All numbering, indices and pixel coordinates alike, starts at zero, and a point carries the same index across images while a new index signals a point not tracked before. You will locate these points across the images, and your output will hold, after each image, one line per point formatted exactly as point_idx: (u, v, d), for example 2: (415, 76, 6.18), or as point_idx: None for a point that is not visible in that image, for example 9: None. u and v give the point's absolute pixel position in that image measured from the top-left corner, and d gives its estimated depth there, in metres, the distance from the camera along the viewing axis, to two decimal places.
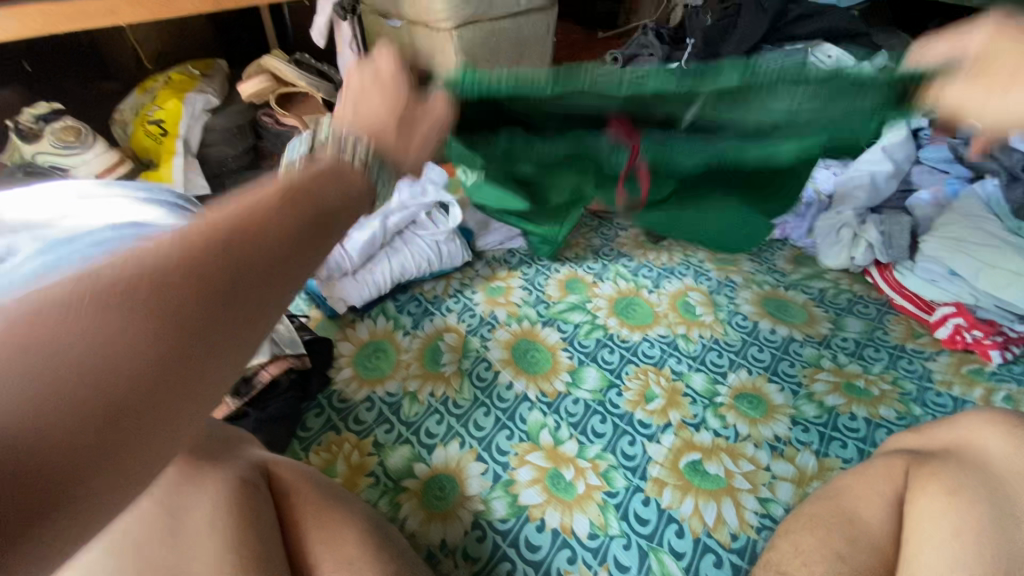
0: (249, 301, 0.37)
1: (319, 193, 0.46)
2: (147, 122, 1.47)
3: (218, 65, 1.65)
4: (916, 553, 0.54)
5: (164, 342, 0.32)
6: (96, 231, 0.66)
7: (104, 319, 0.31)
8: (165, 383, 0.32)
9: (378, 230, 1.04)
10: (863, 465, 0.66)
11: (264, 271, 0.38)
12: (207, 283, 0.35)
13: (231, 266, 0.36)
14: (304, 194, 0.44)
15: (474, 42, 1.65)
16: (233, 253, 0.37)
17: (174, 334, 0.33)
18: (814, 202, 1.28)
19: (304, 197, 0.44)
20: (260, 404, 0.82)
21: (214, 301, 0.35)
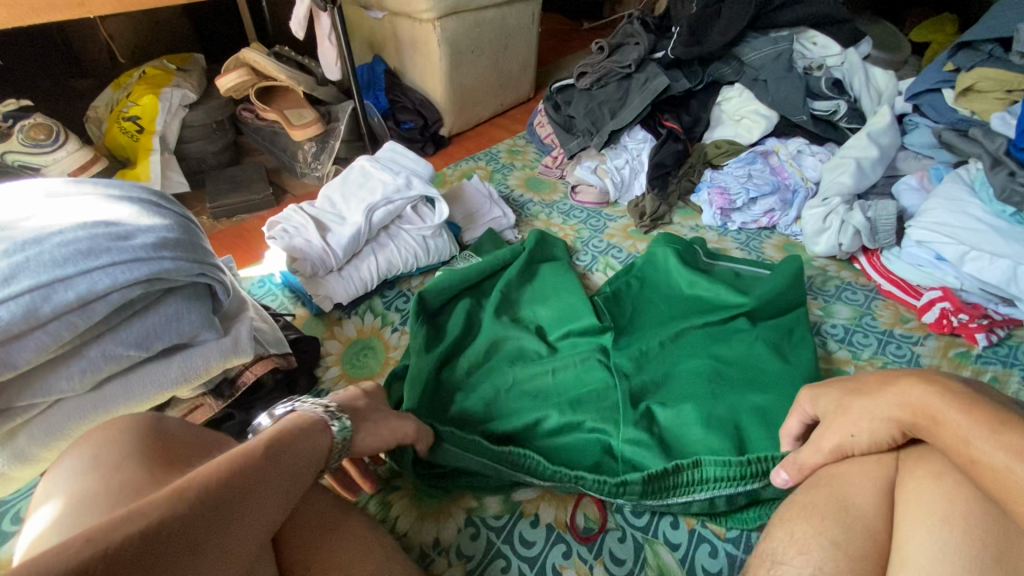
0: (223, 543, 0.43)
1: (297, 459, 0.53)
2: (120, 118, 1.42)
3: (194, 59, 1.61)
4: (912, 543, 0.54)
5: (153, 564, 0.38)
6: (65, 231, 0.63)
7: None
8: None
9: (362, 226, 1.00)
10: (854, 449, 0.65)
11: (232, 524, 0.45)
12: (186, 533, 0.41)
13: (204, 511, 0.43)
14: (277, 451, 0.52)
15: (458, 33, 1.62)
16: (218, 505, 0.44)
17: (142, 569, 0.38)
18: (801, 189, 1.30)
19: (281, 456, 0.52)
20: (245, 406, 0.81)
21: (190, 555, 0.41)
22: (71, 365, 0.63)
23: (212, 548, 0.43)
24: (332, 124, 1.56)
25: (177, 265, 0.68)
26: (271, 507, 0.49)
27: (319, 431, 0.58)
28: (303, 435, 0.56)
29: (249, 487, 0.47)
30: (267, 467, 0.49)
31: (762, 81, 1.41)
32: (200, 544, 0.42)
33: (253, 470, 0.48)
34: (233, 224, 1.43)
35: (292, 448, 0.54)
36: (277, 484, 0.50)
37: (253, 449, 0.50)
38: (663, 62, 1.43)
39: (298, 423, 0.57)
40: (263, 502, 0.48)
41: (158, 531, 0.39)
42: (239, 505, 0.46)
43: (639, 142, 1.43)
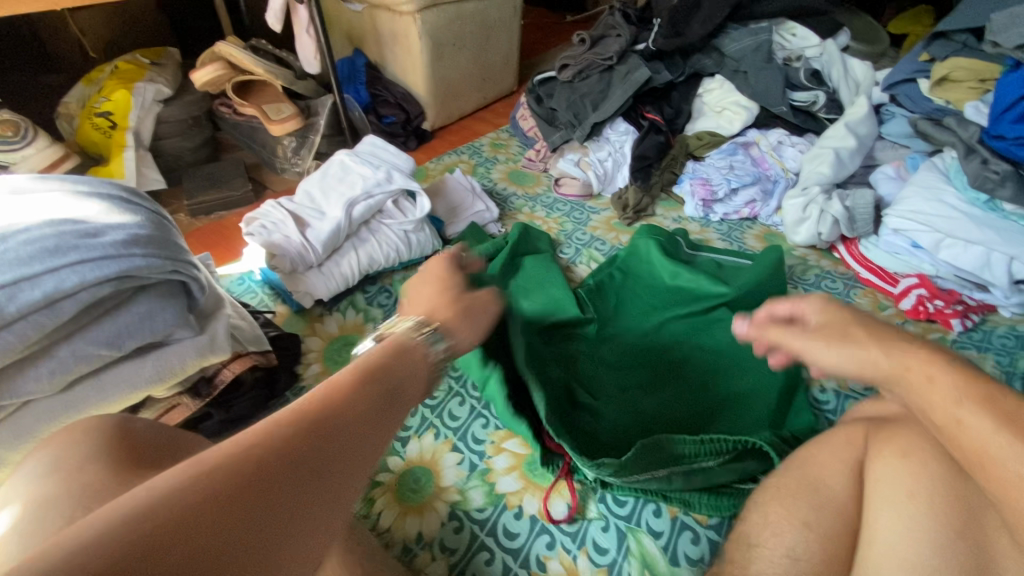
0: (342, 465, 0.40)
1: (396, 381, 0.50)
2: (93, 114, 1.39)
3: (169, 53, 1.57)
4: (880, 524, 0.55)
5: (272, 490, 0.35)
6: (32, 228, 0.62)
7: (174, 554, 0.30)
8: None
9: (343, 220, 0.99)
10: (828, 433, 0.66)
11: (333, 460, 0.39)
12: (276, 476, 0.36)
13: (299, 450, 0.38)
14: (370, 380, 0.47)
15: (438, 25, 1.60)
16: (324, 426, 0.40)
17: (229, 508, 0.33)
18: (782, 179, 1.31)
19: (376, 382, 0.47)
20: (224, 404, 0.80)
21: (283, 502, 0.35)
22: (39, 365, 0.62)
23: (321, 490, 0.37)
24: (311, 119, 1.54)
25: (148, 262, 0.66)
26: (374, 440, 0.43)
27: (411, 356, 0.54)
28: (394, 361, 0.52)
29: (348, 416, 0.42)
30: (361, 403, 0.44)
31: (742, 72, 1.42)
32: (320, 466, 0.38)
33: (351, 395, 0.44)
34: (212, 222, 1.41)
35: (389, 375, 0.49)
36: (383, 406, 0.46)
37: (347, 375, 0.46)
38: (645, 54, 1.44)
39: (388, 352, 0.53)
40: (366, 435, 0.42)
41: (241, 475, 0.34)
42: (337, 439, 0.40)
43: (621, 135, 1.43)
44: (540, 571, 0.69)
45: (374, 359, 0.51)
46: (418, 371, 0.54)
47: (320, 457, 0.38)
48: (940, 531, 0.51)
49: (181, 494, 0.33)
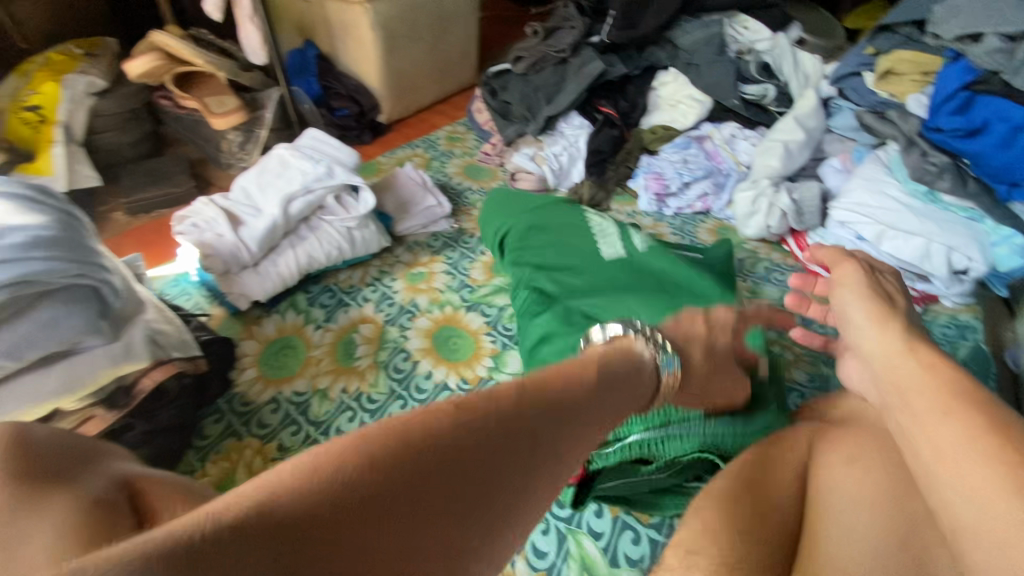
0: (548, 464, 0.41)
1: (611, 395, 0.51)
2: (20, 108, 1.31)
3: (105, 43, 1.49)
4: (834, 517, 0.55)
5: (489, 457, 0.37)
6: None
7: (411, 494, 0.32)
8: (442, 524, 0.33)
9: (280, 218, 0.95)
10: (779, 436, 0.66)
11: (541, 459, 0.40)
12: (491, 451, 0.37)
13: (516, 434, 0.39)
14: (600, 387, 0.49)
15: (391, 16, 1.56)
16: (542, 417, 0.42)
17: (450, 446, 0.35)
18: (734, 172, 1.32)
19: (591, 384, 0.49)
20: (146, 414, 0.74)
21: (493, 486, 0.37)
22: None
23: (527, 480, 0.39)
24: (258, 113, 1.48)
25: (49, 266, 0.62)
26: (577, 448, 0.44)
27: (631, 365, 0.56)
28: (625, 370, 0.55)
29: (563, 410, 0.44)
30: (575, 401, 0.45)
31: (694, 65, 1.41)
32: (526, 454, 0.39)
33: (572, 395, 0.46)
34: (152, 220, 1.34)
35: (612, 379, 0.52)
36: (590, 418, 0.47)
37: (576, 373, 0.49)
38: (599, 47, 1.43)
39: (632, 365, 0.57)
40: (572, 437, 0.44)
41: (472, 438, 0.36)
42: (554, 438, 0.42)
43: (576, 129, 1.42)
44: None
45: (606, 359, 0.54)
46: (642, 388, 0.57)
47: (528, 442, 0.40)
48: (868, 534, 0.53)
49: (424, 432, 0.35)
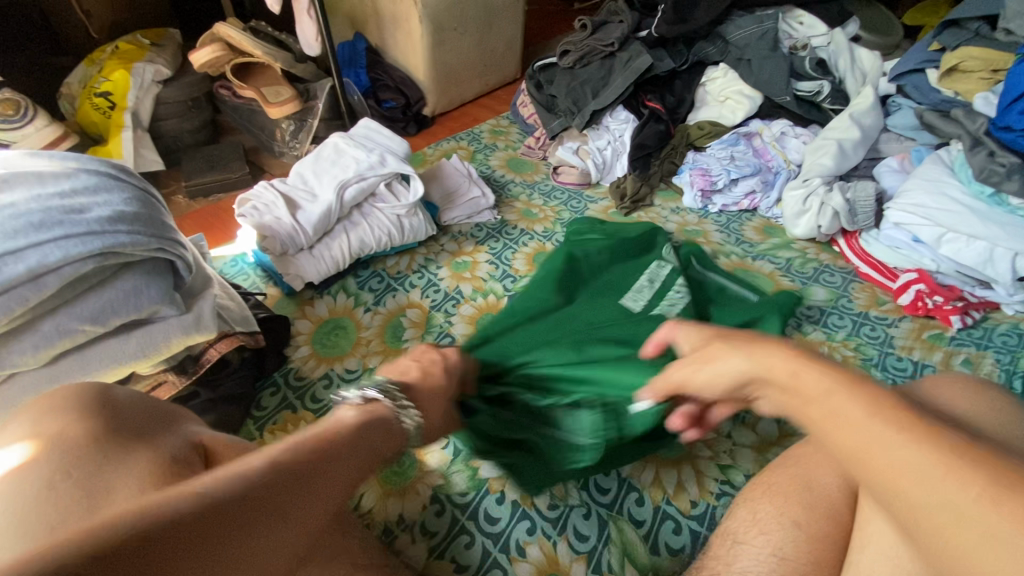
0: (306, 502, 0.44)
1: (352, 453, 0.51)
2: (93, 94, 1.38)
3: (170, 33, 1.56)
4: (872, 527, 0.51)
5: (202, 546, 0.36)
6: (18, 204, 0.63)
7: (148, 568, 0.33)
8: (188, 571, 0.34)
9: (334, 203, 0.98)
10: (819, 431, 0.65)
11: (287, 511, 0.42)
12: (228, 518, 0.38)
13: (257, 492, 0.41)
14: (354, 438, 0.52)
15: (440, 10, 1.58)
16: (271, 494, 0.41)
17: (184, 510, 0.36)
18: (783, 170, 1.29)
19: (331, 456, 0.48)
20: (211, 383, 0.79)
21: (246, 530, 0.39)
22: (24, 340, 0.62)
23: (277, 525, 0.41)
24: (310, 103, 1.52)
25: (133, 239, 0.66)
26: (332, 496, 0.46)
27: (382, 429, 0.57)
28: (382, 431, 0.57)
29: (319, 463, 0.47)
30: (335, 462, 0.48)
31: (746, 60, 1.39)
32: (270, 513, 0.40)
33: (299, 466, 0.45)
34: (210, 204, 1.41)
35: (368, 438, 0.54)
36: (306, 493, 0.44)
37: (300, 445, 0.47)
38: (647, 41, 1.41)
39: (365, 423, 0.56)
40: (331, 488, 0.46)
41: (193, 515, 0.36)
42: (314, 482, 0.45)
43: (621, 123, 1.41)
44: (520, 556, 0.69)
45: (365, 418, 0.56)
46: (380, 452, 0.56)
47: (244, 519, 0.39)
48: None
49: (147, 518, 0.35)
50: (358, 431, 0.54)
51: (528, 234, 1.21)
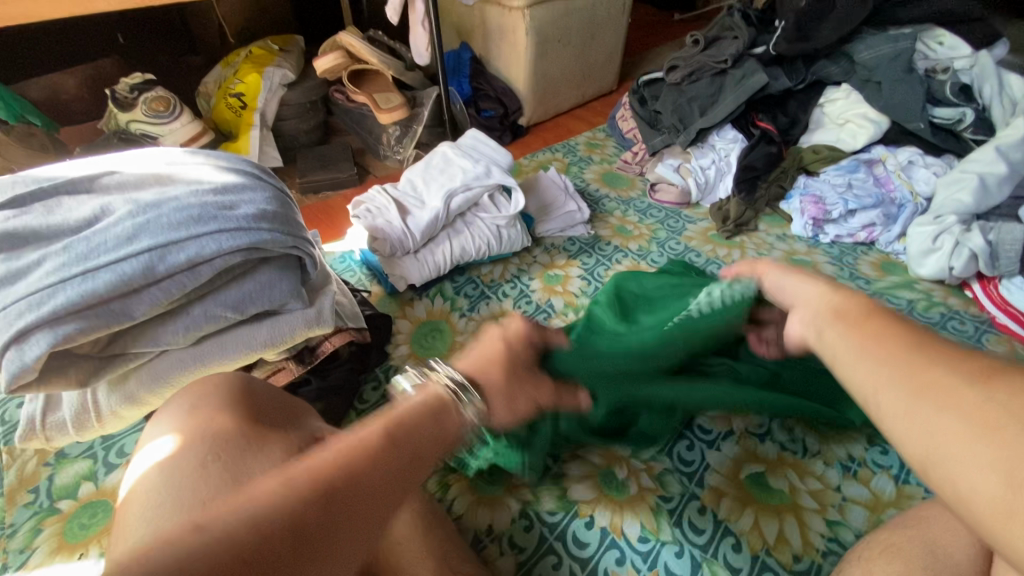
0: (354, 522, 0.42)
1: (422, 435, 0.52)
2: (228, 95, 1.52)
3: (296, 40, 1.68)
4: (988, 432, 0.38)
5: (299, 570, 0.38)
6: (181, 197, 0.70)
7: None
8: None
9: (441, 211, 1.02)
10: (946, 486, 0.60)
11: (335, 536, 0.40)
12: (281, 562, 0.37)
13: (302, 520, 0.39)
14: (402, 439, 0.49)
15: (547, 22, 1.60)
16: (359, 501, 0.43)
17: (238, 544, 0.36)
18: (909, 204, 1.19)
19: (411, 441, 0.50)
20: (322, 372, 0.85)
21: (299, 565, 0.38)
22: (176, 321, 0.69)
23: (332, 549, 0.40)
24: (416, 109, 1.59)
25: (274, 236, 0.72)
26: (379, 509, 0.44)
27: (434, 416, 0.54)
28: (424, 416, 0.54)
29: (372, 475, 0.45)
30: (391, 475, 0.46)
31: (875, 82, 1.30)
32: (311, 541, 0.39)
33: (386, 466, 0.46)
34: (319, 200, 1.50)
35: (413, 430, 0.51)
36: (357, 515, 0.42)
37: (340, 450, 0.45)
38: (763, 58, 1.35)
39: (420, 398, 0.55)
40: (381, 500, 0.44)
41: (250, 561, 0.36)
42: (356, 501, 0.43)
43: (729, 143, 1.36)
44: None
45: (405, 410, 0.53)
46: (444, 444, 0.54)
47: (342, 522, 0.41)
48: None
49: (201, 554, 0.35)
50: (425, 409, 0.54)
51: (622, 252, 1.20)
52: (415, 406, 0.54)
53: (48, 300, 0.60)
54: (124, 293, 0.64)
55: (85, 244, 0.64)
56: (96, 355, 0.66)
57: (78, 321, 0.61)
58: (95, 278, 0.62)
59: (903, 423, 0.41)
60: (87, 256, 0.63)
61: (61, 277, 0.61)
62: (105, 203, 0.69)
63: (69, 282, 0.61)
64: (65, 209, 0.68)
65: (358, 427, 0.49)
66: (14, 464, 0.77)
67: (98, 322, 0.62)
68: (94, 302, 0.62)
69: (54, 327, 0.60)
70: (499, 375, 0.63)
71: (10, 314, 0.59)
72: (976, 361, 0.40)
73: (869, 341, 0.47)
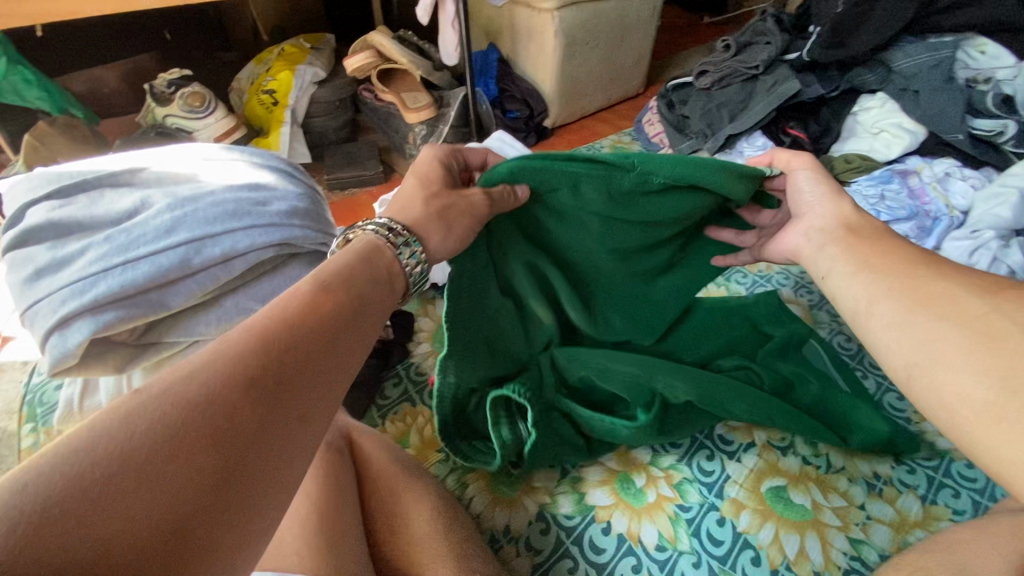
0: (324, 367, 0.45)
1: (353, 286, 0.53)
2: (260, 91, 1.56)
3: (327, 38, 1.70)
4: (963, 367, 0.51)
5: (272, 414, 0.40)
6: (216, 191, 0.72)
7: (199, 448, 0.35)
8: (231, 433, 0.37)
9: None
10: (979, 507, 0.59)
11: (305, 373, 0.43)
12: (256, 401, 0.39)
13: (269, 365, 0.41)
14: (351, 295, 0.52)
15: (576, 24, 1.59)
16: (307, 349, 0.45)
17: (209, 387, 0.38)
18: (945, 217, 1.15)
19: (345, 293, 0.52)
20: None
21: (276, 398, 0.40)
22: (209, 312, 0.70)
23: (307, 384, 0.43)
24: (443, 109, 1.61)
25: (305, 233, 0.74)
26: (341, 352, 0.48)
27: (375, 270, 0.57)
28: (362, 266, 0.56)
29: (329, 327, 0.48)
30: (351, 329, 0.50)
31: (913, 91, 1.27)
32: (283, 381, 0.42)
33: (325, 319, 0.48)
34: (346, 197, 1.53)
35: (359, 282, 0.54)
36: (323, 359, 0.45)
37: (293, 308, 0.47)
38: (797, 64, 1.36)
39: (342, 261, 0.56)
40: (343, 349, 0.48)
41: (221, 398, 0.38)
42: (318, 344, 0.46)
43: (757, 149, 1.33)
44: None
45: (347, 265, 0.56)
46: (388, 295, 0.58)
47: (298, 369, 0.43)
48: None
49: (175, 404, 0.36)
50: (351, 268, 0.55)
51: None
52: (358, 265, 0.56)
53: (90, 288, 0.62)
54: (161, 284, 0.66)
55: (125, 236, 0.66)
56: (133, 342, 0.68)
57: (118, 310, 0.63)
58: (134, 269, 0.64)
59: (896, 333, 0.55)
60: (127, 247, 0.65)
61: (103, 267, 0.63)
62: (145, 196, 0.72)
63: (110, 272, 0.63)
64: (106, 201, 0.71)
65: (285, 293, 0.49)
66: (50, 446, 0.80)
67: (135, 311, 0.64)
68: (132, 292, 0.64)
69: (95, 314, 0.62)
70: (432, 208, 0.63)
71: (55, 301, 0.62)
72: (982, 285, 0.53)
73: (875, 260, 0.62)
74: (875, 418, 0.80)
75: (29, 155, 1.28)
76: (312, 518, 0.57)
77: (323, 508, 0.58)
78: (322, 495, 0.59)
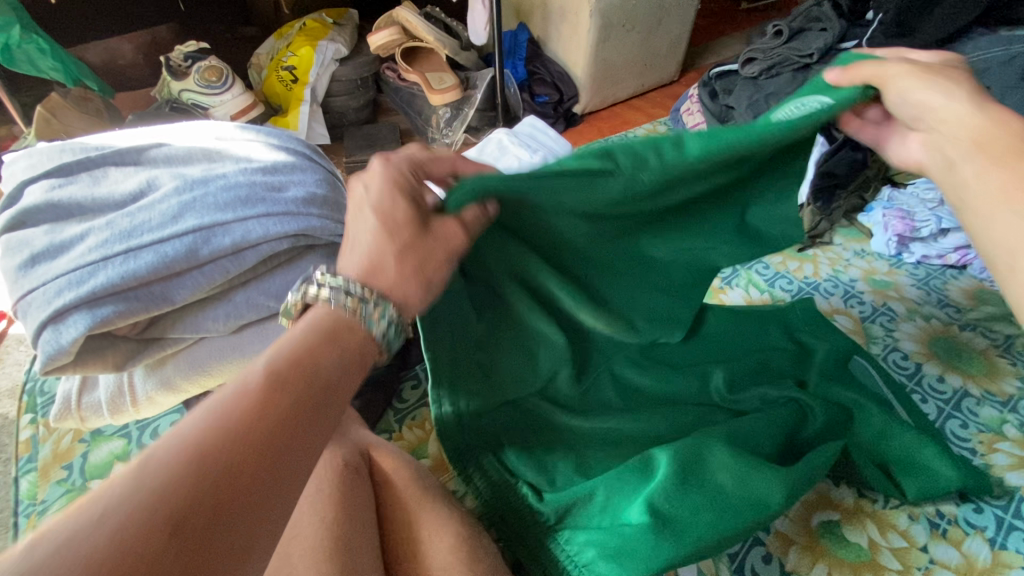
0: (263, 488, 0.40)
1: (321, 363, 0.48)
2: (280, 67, 1.49)
3: (350, 13, 1.63)
4: None
5: (198, 556, 0.35)
6: (229, 175, 0.66)
7: None
8: None
9: None
10: None
11: (239, 499, 0.38)
12: (176, 545, 0.34)
13: (195, 496, 0.36)
14: (308, 381, 0.46)
15: (613, 4, 1.49)
16: (241, 467, 0.39)
17: (119, 536, 0.33)
18: None
19: (298, 381, 0.45)
20: None
21: (199, 538, 0.36)
22: (218, 307, 0.65)
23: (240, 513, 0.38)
24: (469, 92, 1.53)
25: (323, 223, 0.68)
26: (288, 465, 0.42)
27: (342, 341, 0.50)
28: (325, 337, 0.49)
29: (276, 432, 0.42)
30: (304, 430, 0.44)
31: (983, 87, 1.15)
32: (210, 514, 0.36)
33: (269, 423, 0.42)
34: None
35: (320, 364, 0.47)
36: (260, 477, 0.40)
37: (232, 411, 0.41)
38: (855, 53, 1.24)
39: (313, 328, 0.50)
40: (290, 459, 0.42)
41: (132, 552, 0.33)
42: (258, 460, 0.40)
43: (806, 145, 1.24)
44: None
45: (307, 335, 0.49)
46: (354, 368, 0.51)
47: (258, 483, 0.39)
48: None
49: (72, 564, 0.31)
50: (310, 346, 0.48)
51: None
52: (322, 337, 0.49)
53: (87, 279, 0.57)
54: (165, 276, 0.60)
55: (129, 221, 0.60)
56: (135, 337, 0.63)
57: (117, 303, 0.57)
58: (137, 258, 0.58)
59: None
60: (130, 234, 0.59)
61: (103, 256, 0.58)
62: (151, 176, 0.66)
63: (110, 260, 0.58)
64: (109, 182, 0.65)
65: (230, 385, 0.43)
66: (49, 439, 0.76)
67: (137, 305, 0.59)
68: (134, 285, 0.58)
69: (92, 307, 0.57)
70: (408, 269, 0.52)
71: (50, 291, 0.56)
72: None
73: None
74: (942, 461, 0.70)
75: (40, 127, 1.23)
76: (325, 545, 0.52)
77: (337, 533, 0.53)
78: (336, 518, 0.54)
